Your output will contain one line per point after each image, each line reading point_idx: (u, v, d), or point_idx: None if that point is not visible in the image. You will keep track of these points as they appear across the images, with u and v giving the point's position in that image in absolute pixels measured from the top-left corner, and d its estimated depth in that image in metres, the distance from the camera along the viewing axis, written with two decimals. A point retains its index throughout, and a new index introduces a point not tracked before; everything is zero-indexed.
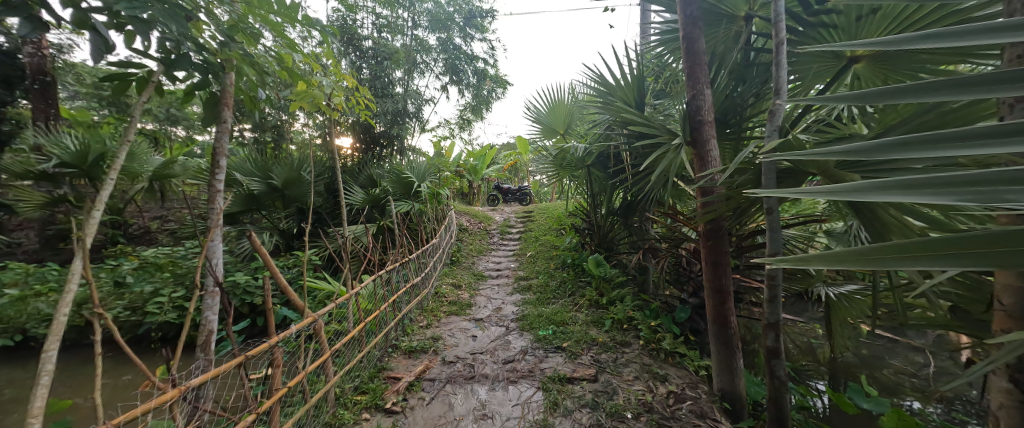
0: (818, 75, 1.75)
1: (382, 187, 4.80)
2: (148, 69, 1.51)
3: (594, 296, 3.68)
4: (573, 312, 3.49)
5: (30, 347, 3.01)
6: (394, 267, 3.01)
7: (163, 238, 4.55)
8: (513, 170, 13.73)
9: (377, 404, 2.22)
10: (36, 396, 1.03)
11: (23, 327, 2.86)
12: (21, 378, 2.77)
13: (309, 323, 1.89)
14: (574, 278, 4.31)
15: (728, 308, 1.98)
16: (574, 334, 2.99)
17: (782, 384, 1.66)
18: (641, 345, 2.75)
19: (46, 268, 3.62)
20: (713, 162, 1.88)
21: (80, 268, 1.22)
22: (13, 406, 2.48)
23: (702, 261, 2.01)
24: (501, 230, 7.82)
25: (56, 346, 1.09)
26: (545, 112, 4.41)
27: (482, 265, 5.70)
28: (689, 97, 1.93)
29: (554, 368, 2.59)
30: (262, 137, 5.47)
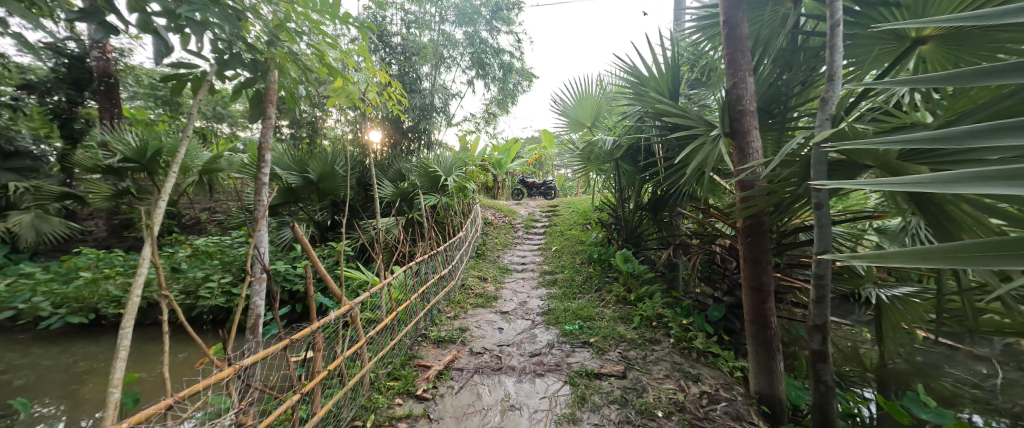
0: (876, 59, 1.62)
1: (410, 181, 4.97)
2: (201, 70, 1.60)
3: (621, 292, 3.62)
4: (599, 307, 3.46)
5: (101, 325, 3.33)
6: (423, 259, 3.10)
7: (212, 228, 5.01)
8: (537, 164, 13.70)
9: (409, 390, 2.30)
10: (114, 368, 1.13)
11: (95, 307, 3.16)
12: (94, 353, 3.07)
13: (346, 311, 1.98)
14: (600, 274, 4.27)
15: (768, 308, 1.89)
16: (601, 329, 2.96)
17: (829, 390, 1.57)
18: (671, 343, 2.69)
19: (112, 253, 3.99)
20: (755, 154, 1.78)
21: (147, 254, 1.32)
22: (88, 377, 2.75)
23: (740, 258, 1.93)
24: (525, 225, 7.84)
25: (131, 324, 1.19)
26: (572, 106, 4.37)
27: (507, 259, 5.74)
28: (729, 86, 1.84)
29: (580, 362, 2.58)
30: (297, 133, 5.74)
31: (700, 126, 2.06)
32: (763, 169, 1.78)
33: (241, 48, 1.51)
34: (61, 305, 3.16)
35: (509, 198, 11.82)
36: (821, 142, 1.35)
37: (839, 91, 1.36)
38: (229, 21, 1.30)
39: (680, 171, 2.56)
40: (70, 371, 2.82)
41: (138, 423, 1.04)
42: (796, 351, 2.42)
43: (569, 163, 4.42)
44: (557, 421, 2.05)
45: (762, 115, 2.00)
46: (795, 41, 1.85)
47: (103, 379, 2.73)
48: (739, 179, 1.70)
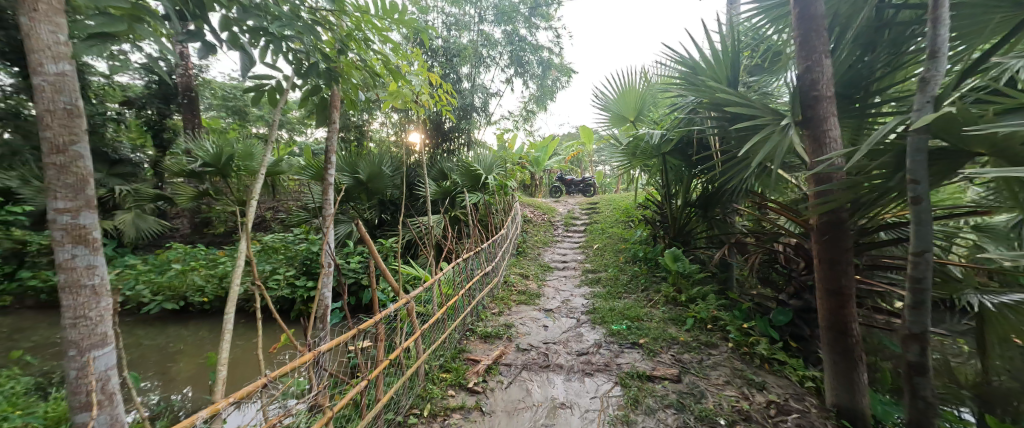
0: (987, 32, 1.42)
1: (452, 180, 5.23)
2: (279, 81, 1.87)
3: (671, 292, 3.49)
4: (647, 308, 3.34)
5: (189, 311, 3.77)
6: (468, 255, 3.20)
7: (276, 225, 5.46)
8: (575, 160, 13.58)
9: (460, 382, 2.38)
10: (221, 349, 1.28)
11: (184, 295, 3.59)
12: (183, 336, 3.48)
13: (402, 304, 2.11)
14: (647, 273, 4.13)
15: (849, 313, 1.72)
16: (651, 330, 2.87)
17: (929, 407, 1.40)
18: (730, 347, 2.55)
19: (196, 248, 4.49)
20: (833, 143, 1.63)
21: (242, 249, 1.47)
22: (179, 357, 3.13)
23: (814, 259, 1.77)
24: (565, 222, 7.78)
25: (233, 311, 1.34)
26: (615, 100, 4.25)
27: (548, 257, 5.73)
28: (801, 70, 1.70)
29: (631, 363, 2.52)
30: (347, 137, 6.11)
31: (766, 115, 1.92)
32: (842, 160, 1.62)
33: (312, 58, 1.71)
34: (158, 293, 3.60)
35: (547, 196, 11.76)
36: (922, 128, 1.21)
37: (943, 71, 1.21)
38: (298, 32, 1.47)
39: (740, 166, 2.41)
40: (165, 351, 3.21)
41: (243, 397, 1.21)
42: (878, 361, 2.20)
43: (613, 158, 4.32)
44: (611, 422, 2.01)
45: (840, 100, 1.82)
46: (883, 16, 1.66)
47: (192, 359, 3.09)
48: (814, 172, 1.56)
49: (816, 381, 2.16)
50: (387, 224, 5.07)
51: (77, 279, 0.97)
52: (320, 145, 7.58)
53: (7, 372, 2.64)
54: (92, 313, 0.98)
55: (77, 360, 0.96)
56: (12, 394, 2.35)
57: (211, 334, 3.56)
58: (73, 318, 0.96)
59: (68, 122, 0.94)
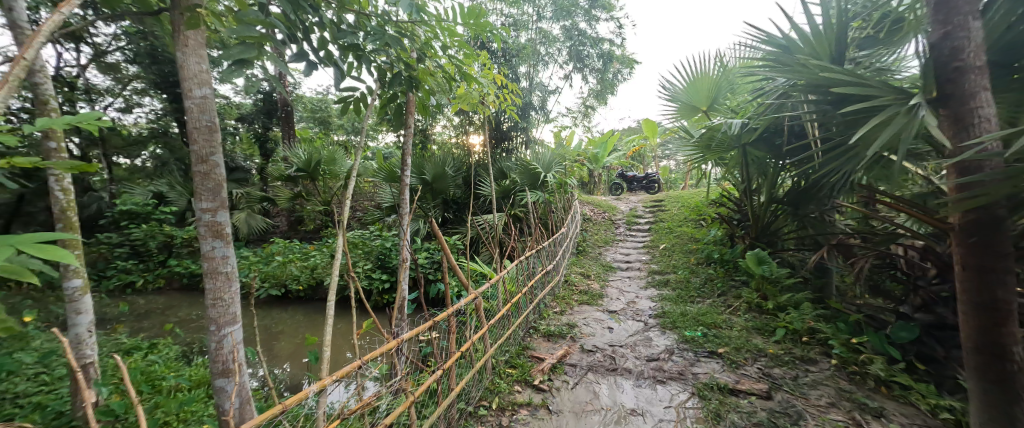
0: None
1: (511, 179, 5.49)
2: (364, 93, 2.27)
3: (755, 298, 3.19)
4: (726, 314, 3.09)
5: (288, 298, 4.37)
6: (530, 253, 3.25)
7: (355, 223, 6.04)
8: (637, 156, 13.02)
9: (526, 379, 2.42)
10: (324, 334, 1.97)
11: (285, 281, 4.22)
12: (284, 319, 4.04)
13: (471, 299, 2.21)
14: (725, 276, 3.83)
15: (1006, 333, 1.40)
16: (731, 339, 2.66)
17: None
18: (833, 364, 2.26)
19: (292, 244, 5.14)
20: (986, 124, 1.34)
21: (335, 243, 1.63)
22: (280, 336, 3.66)
23: (955, 266, 1.47)
24: (627, 221, 7.48)
25: (330, 305, 2.03)
26: (685, 89, 3.95)
27: (610, 257, 5.57)
28: (937, 38, 1.43)
29: (709, 374, 2.36)
30: (414, 140, 6.54)
31: (886, 95, 1.71)
32: (999, 144, 1.32)
33: (392, 68, 2.12)
34: (264, 280, 4.24)
35: (607, 194, 11.42)
36: None
37: None
38: (381, 43, 1.87)
39: (848, 155, 2.17)
40: (270, 330, 3.78)
41: (342, 376, 1.38)
42: None
43: (681, 151, 4.07)
44: None
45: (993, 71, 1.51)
46: None
47: (291, 340, 3.60)
48: (956, 161, 1.29)
49: (954, 413, 1.81)
50: (451, 222, 5.54)
51: (216, 267, 1.40)
52: (390, 149, 8.20)
53: (162, 341, 3.28)
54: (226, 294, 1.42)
55: (217, 332, 1.41)
56: (166, 359, 2.94)
57: (305, 317, 4.12)
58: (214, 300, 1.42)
59: (208, 136, 1.37)
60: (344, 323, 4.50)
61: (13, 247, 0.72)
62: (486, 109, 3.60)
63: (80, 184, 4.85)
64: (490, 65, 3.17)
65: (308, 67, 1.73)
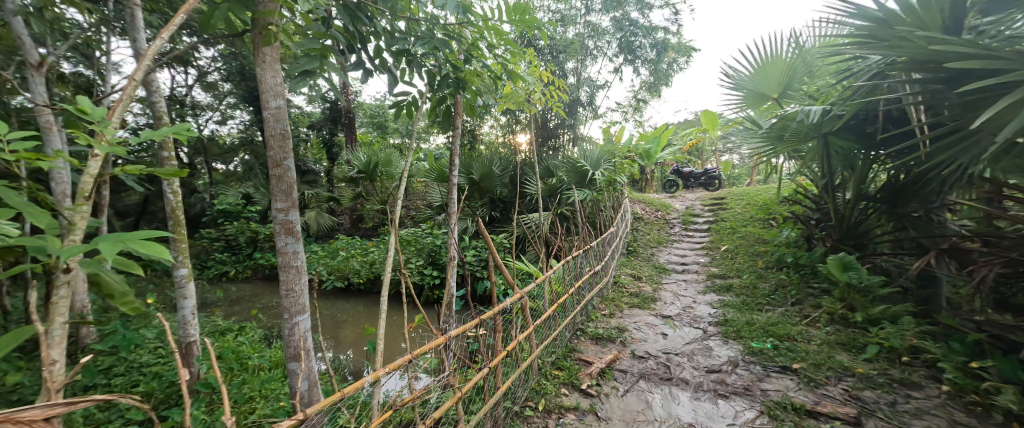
0: None
1: (558, 177, 5.52)
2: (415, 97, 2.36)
3: (838, 309, 2.87)
4: (802, 326, 2.82)
5: (352, 290, 4.72)
6: (579, 252, 3.20)
7: (408, 222, 6.35)
8: (694, 151, 12.26)
9: (573, 382, 2.36)
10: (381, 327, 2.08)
11: (348, 275, 4.64)
12: (348, 310, 4.39)
13: (517, 299, 2.21)
14: (800, 283, 3.50)
15: None
16: (809, 354, 2.41)
17: None
18: (945, 392, 1.98)
19: (353, 241, 5.55)
20: None
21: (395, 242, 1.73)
22: (344, 327, 3.98)
23: None
24: (682, 220, 7.09)
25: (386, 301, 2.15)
26: (752, 75, 3.66)
27: (663, 258, 5.32)
28: None
29: (781, 392, 2.16)
30: (463, 141, 6.74)
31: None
32: None
33: (441, 71, 2.24)
34: (328, 274, 4.66)
35: (660, 192, 10.91)
36: None
37: None
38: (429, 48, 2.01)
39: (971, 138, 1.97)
40: (336, 320, 4.16)
41: (393, 370, 1.44)
42: None
43: (745, 143, 3.75)
44: None
45: None
46: None
47: (353, 330, 3.92)
48: None
49: None
50: (498, 220, 5.62)
51: (287, 260, 1.75)
52: (441, 150, 8.51)
53: (250, 324, 3.79)
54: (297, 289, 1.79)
55: (290, 322, 1.78)
56: (253, 340, 3.43)
57: (364, 309, 4.42)
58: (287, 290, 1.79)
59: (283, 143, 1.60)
60: (398, 316, 4.76)
61: (123, 245, 0.81)
62: (532, 107, 3.64)
63: (187, 187, 5.68)
64: (537, 62, 3.20)
65: (366, 74, 1.92)
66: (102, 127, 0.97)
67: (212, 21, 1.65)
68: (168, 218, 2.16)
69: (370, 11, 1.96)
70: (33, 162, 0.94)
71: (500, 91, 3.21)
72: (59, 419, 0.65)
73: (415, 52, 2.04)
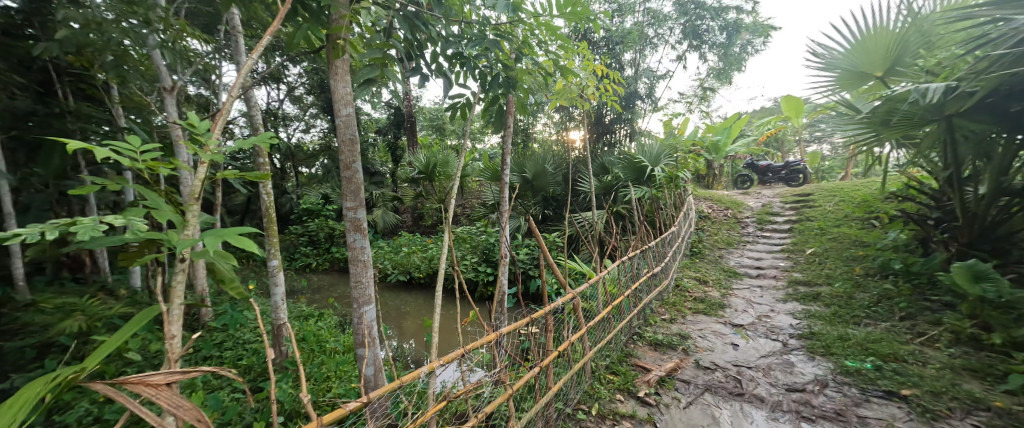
0: None
1: (614, 174, 5.33)
2: (469, 98, 2.41)
3: (964, 328, 2.45)
4: (914, 346, 2.45)
5: (413, 282, 5.00)
6: (636, 252, 3.09)
7: (464, 220, 6.62)
8: (773, 141, 11.04)
9: (629, 389, 2.35)
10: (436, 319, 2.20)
11: (411, 269, 4.97)
12: (410, 301, 4.69)
13: (569, 299, 2.21)
14: (908, 294, 3.04)
15: None
16: (925, 380, 2.10)
17: None
18: None
19: (416, 238, 5.93)
20: None
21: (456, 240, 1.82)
22: (406, 317, 4.27)
23: None
24: (757, 219, 6.40)
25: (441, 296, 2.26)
26: (848, 52, 3.21)
27: (734, 261, 4.89)
28: None
29: (882, 421, 1.92)
30: (516, 139, 6.83)
31: None
32: None
33: (493, 70, 2.26)
34: (393, 267, 5.05)
35: (731, 188, 10.04)
36: None
37: None
38: (481, 48, 2.06)
39: None
40: (400, 310, 4.46)
41: (448, 361, 1.53)
42: None
43: (840, 130, 3.26)
44: None
45: None
46: None
47: (414, 320, 4.18)
48: None
49: None
50: (550, 219, 5.59)
51: (355, 255, 2.06)
52: (495, 149, 8.72)
53: (328, 311, 4.26)
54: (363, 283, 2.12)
55: (357, 310, 2.11)
56: (330, 325, 3.89)
57: (423, 301, 4.67)
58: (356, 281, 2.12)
59: None
60: (453, 310, 4.93)
61: (223, 237, 0.95)
62: (587, 102, 3.53)
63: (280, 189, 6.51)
64: (590, 56, 3.15)
65: (423, 78, 2.02)
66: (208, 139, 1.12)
67: (297, 44, 1.87)
68: (264, 216, 2.67)
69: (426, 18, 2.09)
70: (158, 168, 1.14)
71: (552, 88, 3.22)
72: (179, 384, 0.75)
73: (469, 54, 2.07)
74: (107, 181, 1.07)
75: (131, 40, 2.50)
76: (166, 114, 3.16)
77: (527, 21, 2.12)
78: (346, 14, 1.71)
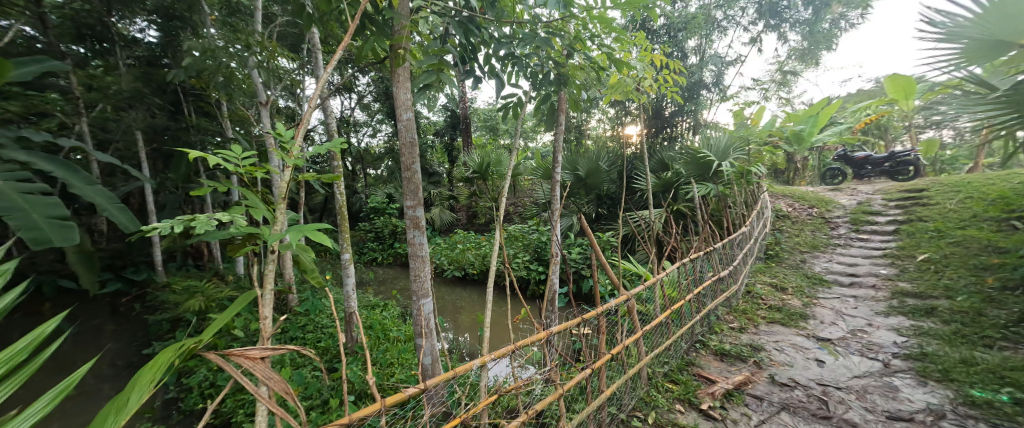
0: None
1: (674, 171, 5.01)
2: (520, 98, 2.49)
3: None
4: None
5: (469, 278, 5.21)
6: (698, 254, 2.91)
7: (517, 219, 6.74)
8: (871, 127, 9.58)
9: (690, 400, 2.24)
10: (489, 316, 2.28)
11: (466, 266, 5.19)
12: (466, 296, 4.90)
13: (623, 300, 2.16)
14: None
15: None
16: None
17: None
18: None
19: (471, 236, 6.16)
20: None
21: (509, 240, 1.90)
22: (463, 311, 4.47)
23: None
24: (850, 219, 5.60)
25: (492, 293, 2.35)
26: (979, 18, 2.69)
27: (820, 267, 4.35)
28: None
29: None
30: (569, 137, 6.76)
31: None
32: None
33: (543, 69, 2.38)
34: (451, 263, 5.32)
35: (818, 183, 8.90)
36: None
37: None
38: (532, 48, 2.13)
39: None
40: (456, 304, 4.66)
41: (500, 357, 1.59)
42: None
43: (965, 113, 2.76)
44: None
45: None
46: None
47: (469, 314, 4.36)
48: None
49: None
50: (605, 217, 5.45)
51: (415, 251, 2.25)
52: (547, 147, 8.72)
53: (392, 302, 4.62)
54: (420, 279, 2.31)
55: (416, 303, 2.31)
56: (395, 315, 4.23)
57: (478, 297, 4.85)
58: (416, 275, 2.32)
59: None
60: (504, 306, 5.03)
61: (302, 232, 1.14)
62: (644, 95, 3.39)
63: (352, 189, 7.17)
64: (644, 48, 3.04)
65: (478, 81, 2.12)
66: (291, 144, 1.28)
67: (366, 55, 2.07)
68: (338, 214, 2.97)
69: (480, 23, 2.20)
70: (255, 172, 1.32)
71: (606, 82, 3.16)
72: (270, 359, 0.87)
73: (519, 54, 2.18)
74: (219, 186, 1.28)
75: (239, 64, 3.13)
76: (261, 124, 3.57)
77: (578, 16, 2.13)
78: (407, 25, 1.86)
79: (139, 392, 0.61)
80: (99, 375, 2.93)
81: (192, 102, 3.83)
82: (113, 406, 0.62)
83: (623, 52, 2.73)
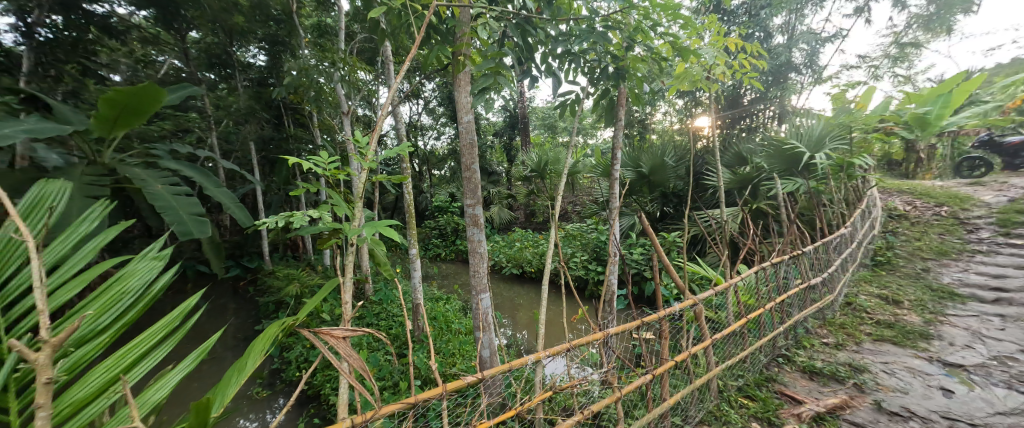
0: None
1: (752, 165, 4.52)
2: (578, 94, 2.47)
3: None
4: None
5: (528, 276, 5.28)
6: (782, 258, 2.60)
7: (576, 218, 6.65)
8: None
9: (770, 420, 2.04)
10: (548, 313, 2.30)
11: (525, 264, 5.27)
12: (524, 293, 4.98)
13: (689, 305, 2.02)
14: None
15: None
16: None
17: None
18: None
19: (529, 235, 6.23)
20: None
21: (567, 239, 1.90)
22: (521, 308, 4.55)
23: None
24: (995, 220, 4.53)
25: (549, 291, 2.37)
26: None
27: (950, 278, 3.60)
28: None
29: None
30: (632, 132, 6.49)
31: None
32: None
33: (601, 63, 2.32)
34: (510, 261, 5.44)
35: (949, 176, 7.34)
36: None
37: None
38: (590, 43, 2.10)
39: None
40: (515, 301, 4.76)
41: (555, 354, 1.60)
42: None
43: None
44: None
45: None
46: None
47: (527, 312, 4.44)
48: None
49: None
50: (670, 217, 5.13)
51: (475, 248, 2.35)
52: (608, 144, 8.46)
53: (454, 296, 4.88)
54: (478, 275, 2.42)
55: (475, 297, 2.42)
56: (457, 308, 4.46)
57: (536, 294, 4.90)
58: (475, 271, 2.43)
59: None
60: (561, 305, 5.01)
61: (377, 228, 1.24)
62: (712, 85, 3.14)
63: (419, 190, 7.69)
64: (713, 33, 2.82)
65: (535, 81, 2.15)
66: (365, 147, 1.42)
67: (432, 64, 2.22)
68: (407, 212, 3.23)
69: (536, 23, 2.22)
70: (337, 174, 1.48)
71: (668, 73, 2.99)
72: (350, 338, 0.93)
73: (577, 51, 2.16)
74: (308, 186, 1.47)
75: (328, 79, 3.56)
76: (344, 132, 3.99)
77: (640, 6, 2.04)
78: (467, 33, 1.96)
79: (257, 357, 0.72)
80: (226, 344, 3.58)
81: (290, 116, 4.45)
82: (235, 366, 0.74)
83: (689, 40, 2.57)
